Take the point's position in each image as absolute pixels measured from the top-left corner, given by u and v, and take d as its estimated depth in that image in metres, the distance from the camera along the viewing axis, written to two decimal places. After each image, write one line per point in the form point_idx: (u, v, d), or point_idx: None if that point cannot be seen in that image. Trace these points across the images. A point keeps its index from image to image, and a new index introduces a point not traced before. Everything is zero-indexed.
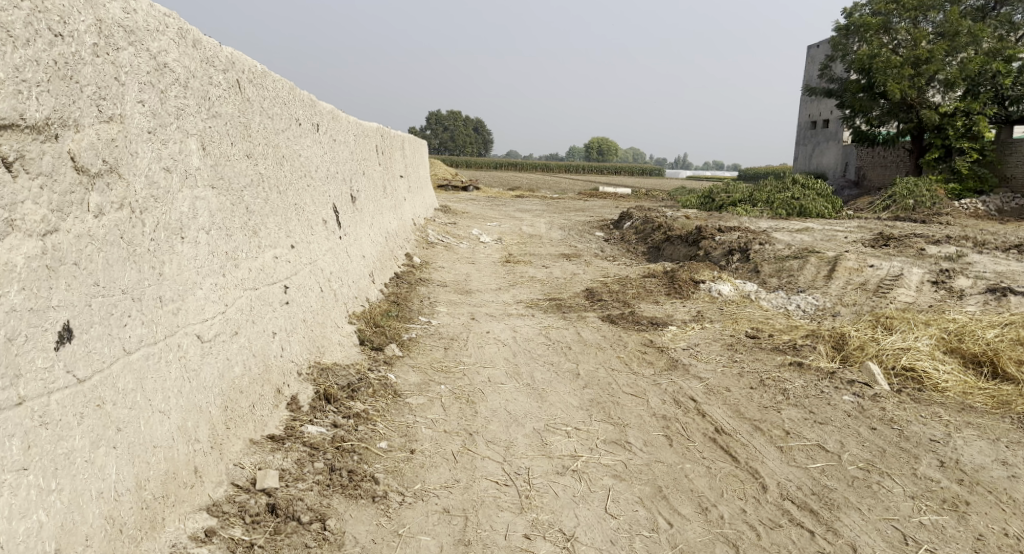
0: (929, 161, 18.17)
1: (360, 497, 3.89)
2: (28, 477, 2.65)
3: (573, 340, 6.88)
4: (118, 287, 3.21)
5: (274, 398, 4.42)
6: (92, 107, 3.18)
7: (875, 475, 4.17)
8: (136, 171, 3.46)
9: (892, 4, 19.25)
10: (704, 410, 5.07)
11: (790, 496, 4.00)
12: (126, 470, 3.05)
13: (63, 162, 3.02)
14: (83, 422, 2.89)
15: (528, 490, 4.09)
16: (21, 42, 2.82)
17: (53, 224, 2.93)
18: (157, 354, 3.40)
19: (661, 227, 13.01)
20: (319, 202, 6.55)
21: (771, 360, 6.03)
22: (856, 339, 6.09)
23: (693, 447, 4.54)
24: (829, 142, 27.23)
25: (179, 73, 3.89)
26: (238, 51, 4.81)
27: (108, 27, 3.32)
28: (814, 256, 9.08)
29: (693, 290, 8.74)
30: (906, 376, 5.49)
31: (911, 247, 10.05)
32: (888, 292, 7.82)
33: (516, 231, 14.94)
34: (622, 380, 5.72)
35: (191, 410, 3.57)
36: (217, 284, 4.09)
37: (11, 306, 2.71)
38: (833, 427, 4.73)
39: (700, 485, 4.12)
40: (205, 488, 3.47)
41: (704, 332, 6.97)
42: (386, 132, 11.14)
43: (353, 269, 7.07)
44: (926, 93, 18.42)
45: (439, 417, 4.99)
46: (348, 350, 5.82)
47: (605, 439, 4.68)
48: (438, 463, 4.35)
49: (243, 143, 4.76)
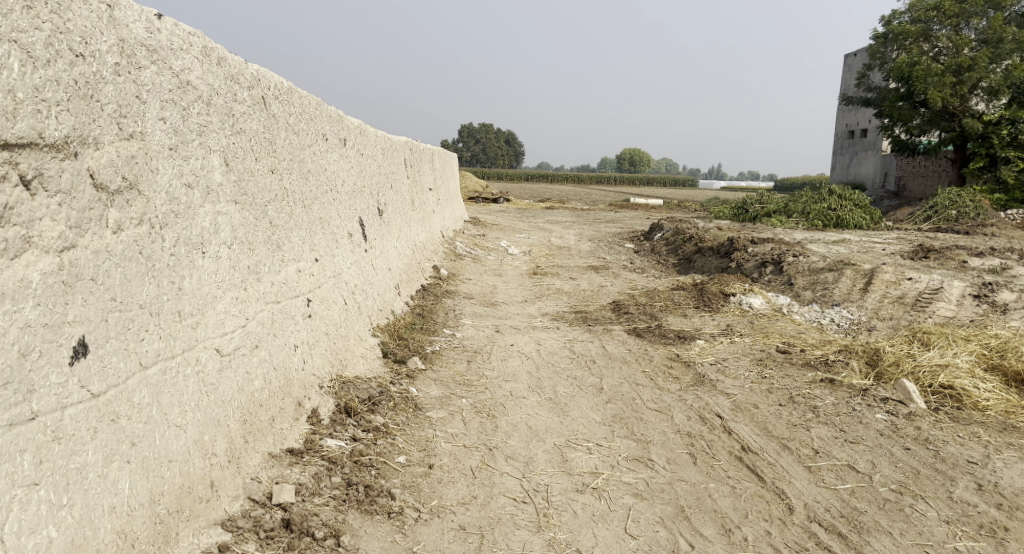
0: (972, 172, 17.70)
1: (375, 513, 3.86)
2: (39, 492, 2.66)
3: (598, 353, 6.80)
4: (136, 302, 3.22)
5: (294, 411, 4.41)
6: (112, 125, 3.21)
7: (908, 497, 4.02)
8: (157, 188, 3.48)
9: (932, 11, 18.98)
10: (730, 427, 4.96)
11: (818, 519, 3.88)
12: (140, 485, 3.04)
13: (82, 179, 3.04)
14: (96, 436, 2.90)
15: (546, 508, 4.02)
16: (41, 63, 2.84)
17: (70, 240, 2.95)
18: (175, 369, 3.40)
19: (692, 239, 12.87)
20: (345, 215, 6.57)
21: (802, 376, 5.87)
22: (892, 355, 5.93)
23: (718, 466, 4.43)
24: (868, 152, 26.78)
25: (202, 90, 3.92)
26: (264, 67, 4.86)
27: (130, 47, 3.35)
28: (850, 268, 8.89)
29: (722, 304, 8.62)
30: (944, 394, 5.32)
31: (952, 260, 9.81)
32: (926, 306, 7.64)
33: (544, 243, 14.89)
34: (647, 395, 5.63)
35: (209, 423, 3.57)
36: (237, 298, 4.10)
37: (26, 322, 2.72)
38: (865, 446, 4.59)
39: (723, 506, 4.02)
40: (220, 502, 3.46)
41: (733, 347, 6.84)
42: (414, 145, 11.18)
43: (378, 282, 7.08)
44: (969, 102, 18.11)
45: (459, 431, 4.95)
46: (371, 362, 5.81)
47: (627, 456, 4.59)
48: (456, 479, 4.31)
49: (268, 158, 4.79)
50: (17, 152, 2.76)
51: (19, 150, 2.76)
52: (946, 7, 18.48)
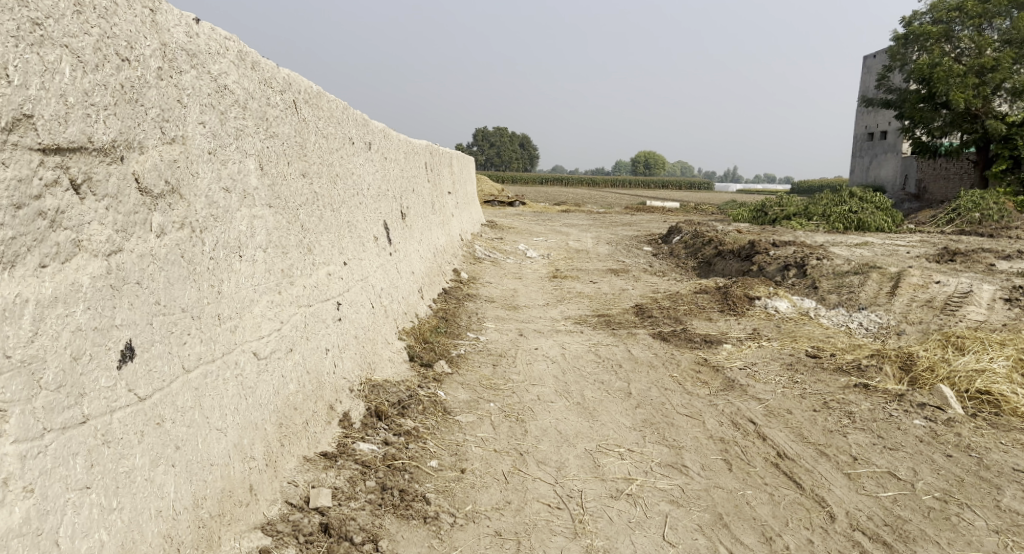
0: (995, 173, 17.50)
1: (411, 517, 3.84)
2: (90, 496, 2.65)
3: (624, 357, 6.76)
4: (178, 305, 3.22)
5: (327, 414, 4.40)
6: (155, 129, 3.21)
7: (954, 506, 3.96)
8: (197, 192, 3.48)
9: (954, 12, 18.87)
10: (764, 433, 4.90)
11: (860, 527, 3.83)
12: (184, 489, 3.04)
13: (128, 183, 3.04)
14: (143, 440, 2.90)
15: (582, 514, 4.00)
16: (90, 68, 2.84)
17: (117, 244, 2.94)
18: (215, 372, 3.40)
19: (712, 241, 12.78)
20: (371, 219, 6.57)
21: (834, 381, 5.81)
22: (926, 360, 5.85)
23: (754, 473, 4.39)
24: (888, 154, 26.55)
25: (238, 95, 3.93)
26: (295, 71, 4.86)
27: (172, 51, 3.35)
28: (876, 271, 8.80)
29: (747, 307, 8.56)
30: (981, 400, 5.25)
31: (980, 263, 9.70)
32: (956, 309, 7.48)
33: (563, 246, 14.84)
34: (676, 400, 5.58)
35: (248, 427, 3.56)
36: (273, 301, 4.10)
37: (77, 325, 2.72)
38: (905, 453, 4.53)
39: (763, 513, 3.97)
40: (260, 506, 3.46)
41: (761, 351, 6.78)
42: (434, 149, 11.17)
43: (402, 285, 7.07)
44: (991, 103, 17.94)
45: (489, 436, 4.93)
46: (398, 366, 5.81)
47: (660, 462, 4.55)
48: (489, 484, 4.29)
49: (299, 162, 4.79)
50: (68, 156, 2.76)
51: (69, 154, 2.77)
52: (968, 7, 18.35)
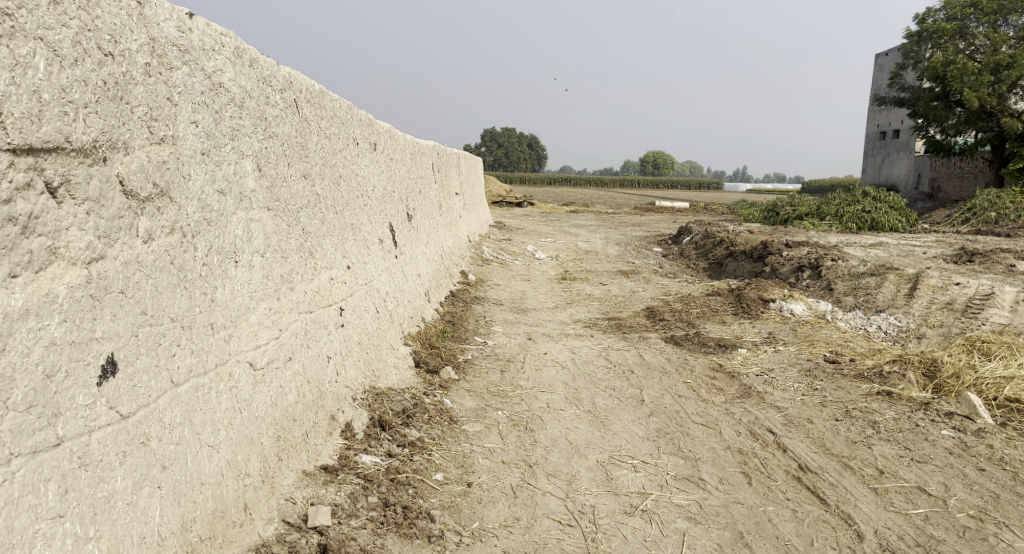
0: (1010, 171, 17.03)
1: (415, 536, 3.66)
2: (64, 525, 2.48)
3: (636, 363, 6.55)
4: (167, 315, 3.04)
5: (328, 425, 4.21)
6: (143, 128, 3.04)
7: (991, 525, 3.75)
8: (188, 194, 3.30)
9: (969, 8, 18.58)
10: (785, 443, 4.69)
11: (891, 547, 3.63)
12: (171, 512, 2.86)
13: (111, 186, 2.87)
14: (126, 460, 2.72)
15: (594, 532, 3.80)
16: (68, 62, 2.67)
17: (98, 251, 2.77)
18: (207, 385, 3.21)
19: (723, 242, 12.55)
20: (375, 221, 6.39)
21: (856, 388, 5.58)
22: (951, 366, 5.63)
23: (775, 487, 4.17)
24: (902, 153, 26.22)
25: (234, 93, 3.74)
26: (296, 70, 4.68)
27: (161, 46, 3.17)
28: (893, 272, 8.54)
29: (762, 310, 8.35)
30: (1011, 408, 5.03)
31: (1000, 264, 9.45)
32: (979, 312, 7.23)
33: (572, 247, 14.60)
34: (691, 408, 5.37)
35: (243, 442, 3.38)
36: (271, 308, 3.91)
37: (51, 339, 2.55)
38: (934, 466, 4.32)
39: (786, 532, 3.77)
40: (255, 526, 3.27)
41: (778, 356, 6.56)
42: (441, 149, 10.98)
43: (408, 288, 6.88)
44: (1008, 101, 17.58)
45: (497, 446, 4.74)
46: (403, 372, 5.60)
47: (676, 476, 4.34)
48: (497, 499, 4.09)
49: (300, 163, 4.61)
50: (42, 157, 2.59)
51: (44, 156, 2.60)
52: (983, 4, 18.07)
